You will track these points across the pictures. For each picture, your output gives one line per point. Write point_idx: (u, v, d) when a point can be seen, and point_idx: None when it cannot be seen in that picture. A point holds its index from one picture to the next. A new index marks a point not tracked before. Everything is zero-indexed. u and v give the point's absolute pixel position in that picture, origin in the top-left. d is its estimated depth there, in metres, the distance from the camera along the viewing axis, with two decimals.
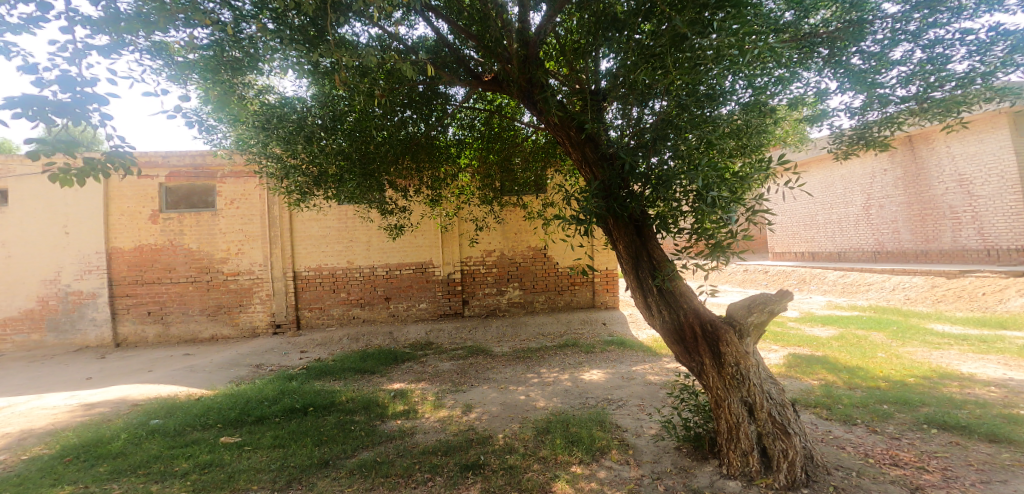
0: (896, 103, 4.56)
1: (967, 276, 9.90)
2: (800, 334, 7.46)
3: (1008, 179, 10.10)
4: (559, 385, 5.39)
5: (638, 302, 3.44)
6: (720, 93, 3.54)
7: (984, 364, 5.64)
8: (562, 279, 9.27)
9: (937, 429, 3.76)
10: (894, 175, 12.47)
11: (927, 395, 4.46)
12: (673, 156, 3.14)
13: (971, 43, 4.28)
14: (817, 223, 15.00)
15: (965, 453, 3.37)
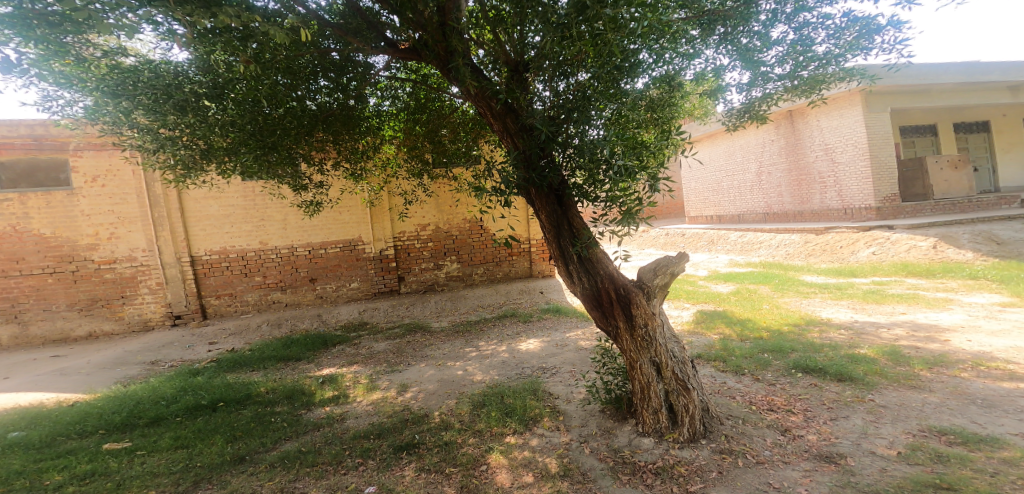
0: (775, 81, 5.04)
1: (828, 232, 11.42)
2: (706, 292, 8.21)
3: (860, 148, 11.63)
4: (496, 357, 5.47)
5: (560, 270, 3.54)
6: (634, 64, 3.66)
7: (837, 309, 6.67)
8: (501, 251, 9.28)
9: (802, 373, 4.37)
10: (779, 145, 13.92)
11: (796, 342, 5.15)
12: (599, 130, 3.25)
13: (830, 27, 4.78)
14: (721, 189, 16.38)
15: (820, 393, 3.96)
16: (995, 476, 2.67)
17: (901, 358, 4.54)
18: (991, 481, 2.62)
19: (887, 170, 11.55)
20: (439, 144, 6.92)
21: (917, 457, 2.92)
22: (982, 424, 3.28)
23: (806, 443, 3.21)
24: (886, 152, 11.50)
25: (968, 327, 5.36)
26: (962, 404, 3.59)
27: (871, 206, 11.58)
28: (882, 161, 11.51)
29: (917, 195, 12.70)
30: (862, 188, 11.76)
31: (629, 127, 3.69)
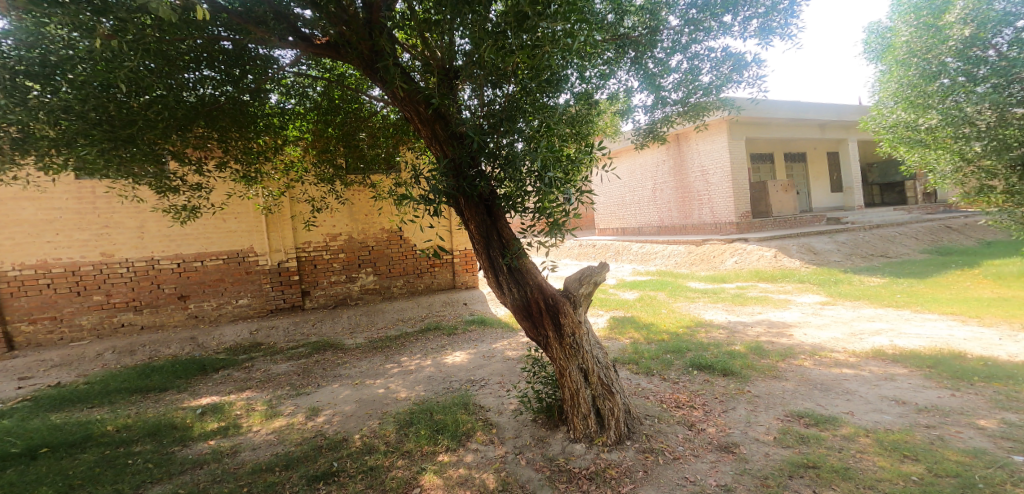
0: (671, 105, 5.51)
1: (704, 243, 12.72)
2: (616, 299, 8.68)
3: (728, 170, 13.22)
4: (420, 372, 5.23)
5: (489, 280, 3.50)
6: (559, 79, 3.76)
7: (716, 310, 7.47)
8: (421, 262, 8.97)
9: (697, 370, 4.76)
10: (668, 165, 15.30)
11: (692, 342, 5.63)
12: (520, 140, 3.24)
13: (713, 60, 5.35)
14: (624, 203, 17.52)
15: (712, 388, 4.33)
16: (847, 452, 3.09)
17: (763, 351, 5.18)
18: (847, 457, 3.03)
19: (744, 192, 13.27)
20: (355, 148, 6.62)
21: (787, 440, 3.30)
22: (824, 405, 3.81)
23: (708, 436, 3.47)
24: (741, 177, 13.23)
25: (809, 322, 6.28)
26: (809, 389, 4.15)
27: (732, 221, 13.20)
28: (741, 183, 13.21)
29: (760, 213, 14.61)
30: (727, 206, 13.35)
31: (554, 141, 3.74)
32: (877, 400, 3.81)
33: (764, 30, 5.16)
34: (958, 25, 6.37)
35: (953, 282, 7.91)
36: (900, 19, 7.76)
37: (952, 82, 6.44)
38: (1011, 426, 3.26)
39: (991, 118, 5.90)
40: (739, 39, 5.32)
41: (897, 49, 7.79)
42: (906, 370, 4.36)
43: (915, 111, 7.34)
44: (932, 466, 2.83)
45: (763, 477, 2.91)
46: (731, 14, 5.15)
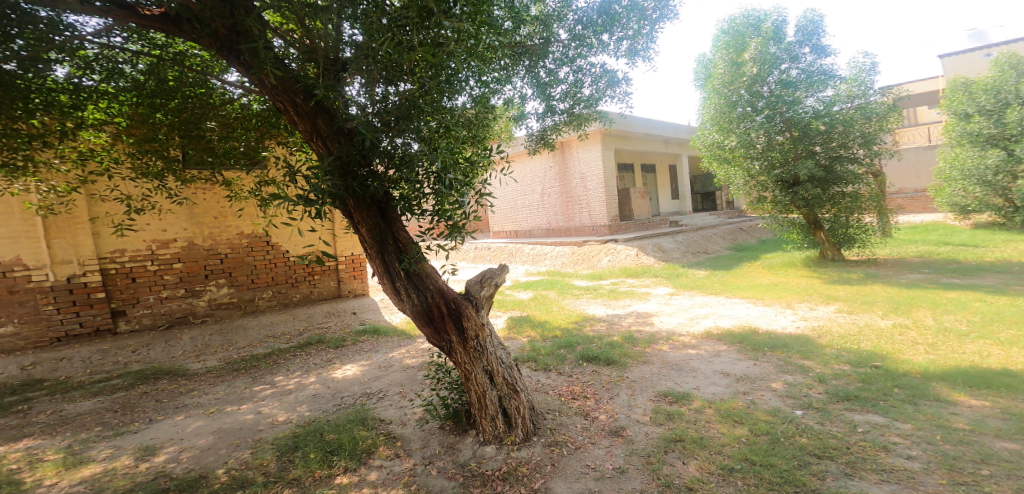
0: (558, 113, 5.82)
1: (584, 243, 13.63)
2: (512, 299, 8.89)
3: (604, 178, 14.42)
4: (303, 392, 4.79)
5: (386, 287, 3.35)
6: (458, 83, 3.76)
7: (596, 305, 8.06)
8: (300, 270, 8.30)
9: (587, 362, 5.05)
10: (553, 171, 16.09)
11: (581, 336, 5.97)
12: (415, 141, 3.20)
13: (594, 74, 5.76)
14: (515, 207, 17.99)
15: (599, 377, 4.62)
16: (700, 423, 3.45)
17: (634, 340, 5.64)
18: (700, 428, 3.38)
19: (614, 198, 14.63)
20: (199, 139, 5.69)
21: (658, 418, 3.59)
22: (679, 384, 4.21)
23: (601, 422, 3.69)
24: (614, 185, 14.66)
25: (665, 311, 7.06)
26: (667, 370, 4.58)
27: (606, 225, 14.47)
28: (612, 190, 14.58)
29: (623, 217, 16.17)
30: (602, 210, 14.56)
31: (453, 142, 3.72)
32: (710, 374, 4.32)
33: (633, 50, 5.70)
34: (752, 65, 8.43)
35: (745, 271, 9.59)
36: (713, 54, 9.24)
37: (746, 110, 8.68)
38: (791, 385, 3.90)
39: (767, 144, 8.58)
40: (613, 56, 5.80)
41: (711, 80, 9.15)
42: (726, 346, 5.06)
43: (722, 132, 9.08)
44: (753, 427, 3.25)
45: (647, 455, 3.13)
46: (608, 34, 5.58)
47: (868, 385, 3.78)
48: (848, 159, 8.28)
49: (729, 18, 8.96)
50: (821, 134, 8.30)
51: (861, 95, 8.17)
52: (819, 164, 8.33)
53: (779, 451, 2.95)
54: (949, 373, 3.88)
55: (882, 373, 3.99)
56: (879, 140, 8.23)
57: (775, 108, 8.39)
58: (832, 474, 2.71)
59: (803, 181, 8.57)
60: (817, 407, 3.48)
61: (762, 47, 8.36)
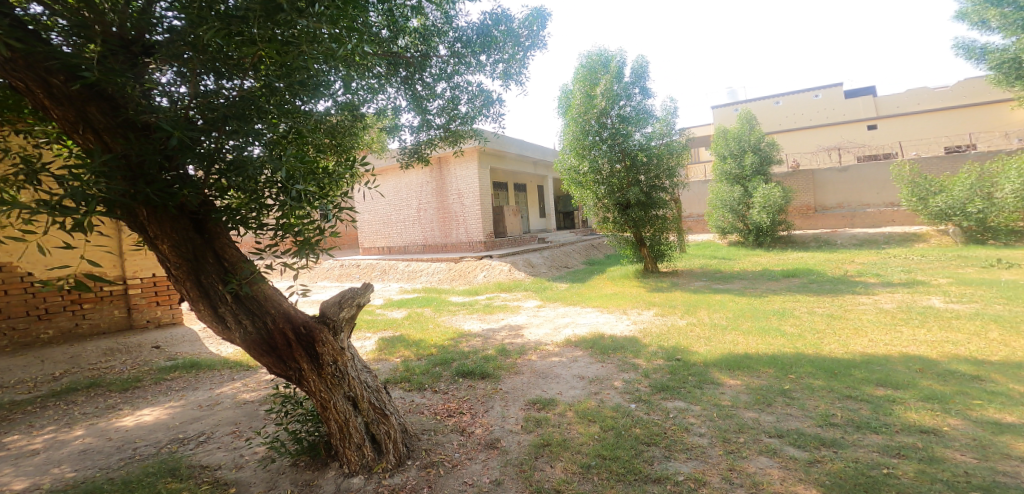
0: (433, 128, 5.87)
1: (461, 259, 13.74)
2: (385, 319, 8.58)
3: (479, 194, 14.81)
4: (64, 449, 3.96)
5: (206, 314, 2.98)
6: (317, 84, 3.46)
7: (471, 320, 8.14)
8: (55, 298, 6.57)
9: (463, 377, 5.08)
10: (430, 186, 15.92)
11: (456, 352, 6.00)
12: (262, 147, 2.91)
13: (471, 93, 5.93)
14: (388, 222, 17.22)
15: (475, 391, 4.68)
16: (563, 425, 3.68)
17: (507, 352, 5.84)
18: (563, 430, 3.60)
19: (487, 215, 15.10)
20: None
21: (528, 426, 3.76)
22: (546, 390, 4.46)
23: (477, 436, 3.74)
24: (488, 201, 15.12)
25: (533, 323, 7.44)
26: (534, 379, 4.83)
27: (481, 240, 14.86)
28: (486, 207, 15.02)
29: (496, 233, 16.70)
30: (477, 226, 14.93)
31: (306, 148, 3.49)
32: (571, 379, 4.66)
33: (507, 74, 6.02)
34: (601, 99, 9.56)
35: (596, 283, 10.57)
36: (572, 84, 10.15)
37: (595, 138, 9.69)
38: (628, 382, 4.37)
39: (610, 170, 9.72)
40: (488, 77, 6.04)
41: (569, 109, 9.92)
42: (581, 352, 5.50)
43: (578, 157, 9.86)
44: (603, 424, 3.56)
45: (519, 464, 3.24)
46: (486, 55, 5.80)
47: (673, 375, 4.40)
48: (661, 188, 9.82)
49: (586, 54, 10.01)
50: (645, 165, 9.62)
51: (669, 134, 9.75)
52: (641, 191, 9.64)
53: (622, 443, 3.25)
54: (719, 360, 4.71)
55: (681, 364, 4.68)
56: (680, 174, 9.89)
57: (615, 139, 9.56)
58: (657, 458, 3.07)
59: (632, 205, 9.80)
60: (645, 399, 3.93)
61: (610, 85, 9.55)
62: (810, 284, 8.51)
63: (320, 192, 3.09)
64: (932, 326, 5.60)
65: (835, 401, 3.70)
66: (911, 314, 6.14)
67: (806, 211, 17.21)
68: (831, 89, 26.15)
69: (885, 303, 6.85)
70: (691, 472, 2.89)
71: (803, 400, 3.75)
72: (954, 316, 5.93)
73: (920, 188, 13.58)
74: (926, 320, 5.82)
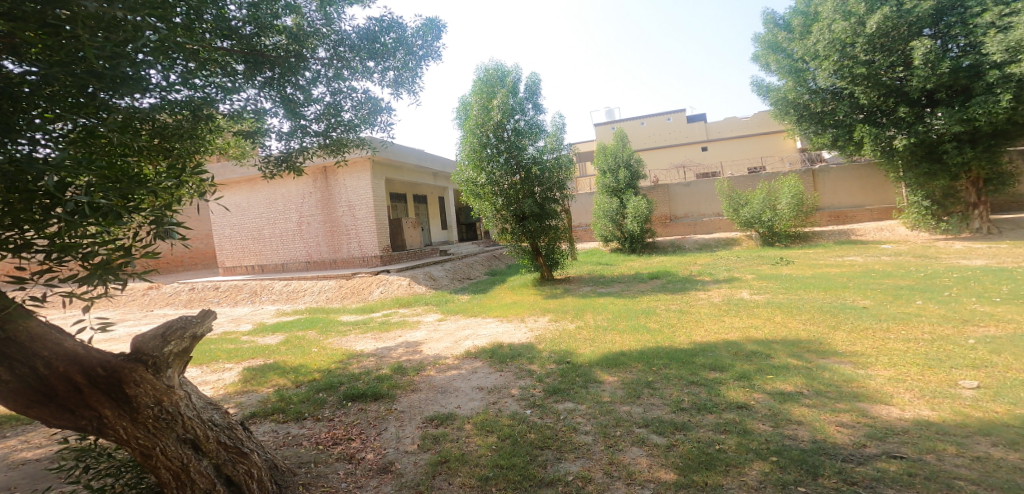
0: (311, 135, 5.54)
1: (354, 276, 13.16)
2: (252, 347, 7.75)
3: (371, 207, 14.24)
4: None
5: None
6: (131, 77, 3.11)
7: (366, 341, 7.66)
8: None
9: (352, 400, 4.82)
10: (315, 198, 14.88)
11: (343, 375, 5.68)
12: (38, 146, 2.53)
13: (355, 99, 5.72)
14: (262, 238, 15.61)
15: (366, 414, 4.47)
16: (462, 439, 3.65)
17: (404, 369, 5.66)
18: (461, 445, 3.56)
19: (383, 227, 14.60)
20: None
21: (426, 444, 3.66)
22: (445, 405, 4.41)
23: (368, 462, 3.56)
24: (383, 213, 14.58)
25: (432, 337, 7.28)
26: (433, 394, 4.75)
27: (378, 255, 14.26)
28: (381, 220, 14.49)
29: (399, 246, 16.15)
30: (372, 240, 14.33)
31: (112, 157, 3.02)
32: (470, 391, 4.65)
33: (397, 82, 5.90)
34: (497, 112, 9.72)
35: (497, 293, 10.72)
36: (469, 96, 10.22)
37: (492, 151, 9.87)
38: (524, 388, 4.48)
39: (508, 183, 9.98)
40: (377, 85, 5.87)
41: (467, 121, 9.97)
42: (481, 362, 5.54)
43: (475, 169, 9.93)
44: (500, 433, 3.60)
45: (416, 486, 3.14)
46: (373, 61, 5.65)
47: (563, 377, 4.60)
48: (553, 200, 10.26)
49: (483, 67, 10.18)
50: (539, 178, 10.03)
51: (559, 148, 10.26)
52: (535, 202, 10.03)
53: (519, 450, 3.31)
54: (602, 359, 5.04)
55: (570, 367, 4.91)
56: (569, 187, 10.48)
57: (511, 151, 9.87)
58: (550, 461, 3.17)
59: (527, 216, 10.18)
60: (539, 404, 4.05)
61: (506, 99, 9.80)
62: (669, 284, 9.57)
63: (127, 203, 2.64)
64: (742, 314, 6.61)
65: (683, 387, 4.14)
66: (730, 305, 7.20)
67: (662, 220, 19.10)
68: (680, 114, 29.65)
69: (713, 296, 7.96)
70: (579, 471, 3.02)
71: (662, 389, 4.13)
72: (750, 305, 7.12)
73: (733, 200, 16.18)
74: (734, 311, 6.83)
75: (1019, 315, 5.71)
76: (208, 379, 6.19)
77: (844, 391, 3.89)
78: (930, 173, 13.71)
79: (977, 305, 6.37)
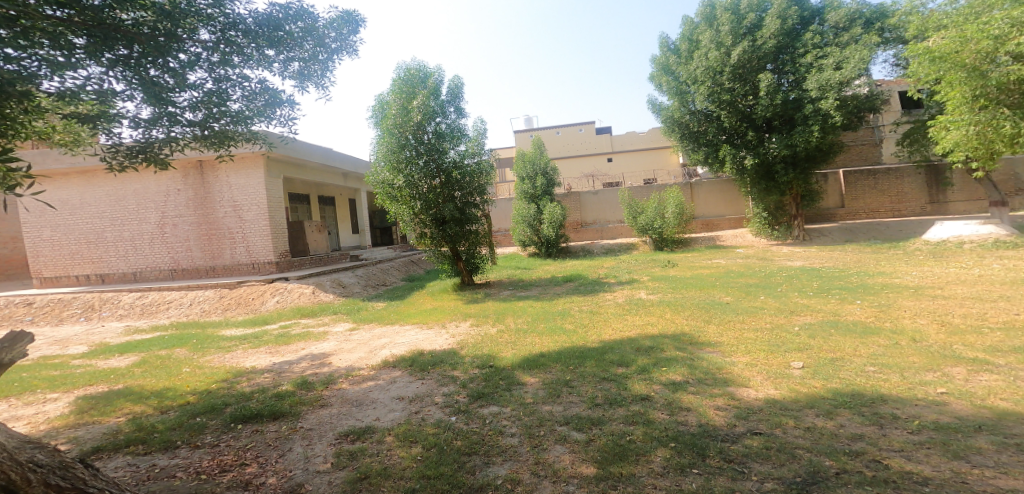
0: (183, 124, 4.97)
1: (241, 286, 11.94)
2: (90, 371, 6.62)
3: (262, 208, 13.04)
4: None
5: None
6: None
7: (258, 356, 7.01)
8: None
9: (242, 423, 4.36)
10: (185, 196, 13.26)
11: (228, 396, 5.12)
12: None
13: (246, 89, 5.23)
14: (105, 242, 13.53)
15: (263, 436, 4.07)
16: (382, 453, 3.48)
17: (309, 384, 5.29)
18: (383, 458, 3.40)
19: (280, 230, 13.46)
20: None
21: (340, 462, 3.44)
22: (360, 418, 4.19)
23: (269, 488, 3.24)
24: (279, 215, 13.44)
25: (343, 349, 6.87)
26: (348, 408, 4.49)
27: (272, 260, 13.09)
28: (276, 222, 13.34)
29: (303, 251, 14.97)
30: (264, 244, 13.08)
31: None
32: (389, 402, 4.48)
33: (302, 74, 5.55)
34: (417, 113, 9.48)
35: (416, 300, 10.40)
36: (387, 94, 9.85)
37: (410, 153, 9.63)
38: (447, 395, 4.41)
39: (427, 186, 9.80)
40: (279, 75, 5.45)
41: (384, 120, 9.61)
42: (400, 372, 5.35)
43: (392, 171, 9.62)
44: (425, 443, 3.50)
45: None
46: (273, 50, 5.24)
47: (487, 382, 4.61)
48: (473, 205, 10.26)
49: (404, 65, 9.86)
50: (459, 182, 9.97)
51: (480, 153, 10.21)
52: (455, 207, 9.98)
53: (444, 459, 3.24)
54: (523, 361, 5.12)
55: (494, 371, 4.94)
56: (490, 192, 10.55)
57: (431, 154, 9.70)
58: (478, 466, 3.14)
59: (447, 221, 10.08)
60: (463, 410, 4.01)
61: (426, 100, 9.61)
62: (580, 286, 10.02)
63: None
64: (641, 312, 7.12)
65: (597, 384, 4.35)
66: (632, 304, 7.74)
67: (575, 227, 19.78)
68: (591, 125, 31.43)
69: (618, 297, 8.49)
70: (507, 474, 3.02)
71: (579, 387, 4.30)
72: (639, 304, 7.74)
73: (631, 210, 17.50)
74: (632, 309, 7.37)
75: (822, 305, 6.99)
76: (21, 413, 5.11)
77: (717, 378, 4.34)
78: (767, 189, 16.51)
79: (799, 297, 7.63)
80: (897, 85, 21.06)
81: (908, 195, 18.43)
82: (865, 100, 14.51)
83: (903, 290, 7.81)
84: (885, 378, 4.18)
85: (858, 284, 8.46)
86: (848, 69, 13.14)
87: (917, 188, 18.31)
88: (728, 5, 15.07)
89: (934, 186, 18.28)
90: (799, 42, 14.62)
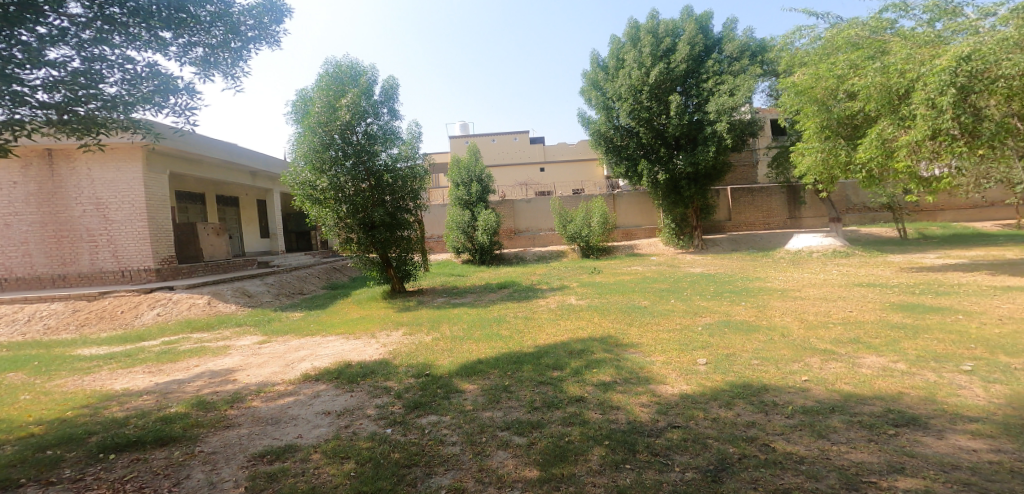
0: (32, 106, 3.96)
1: (104, 297, 10.23)
2: None
3: (136, 207, 11.39)
4: None
5: None
6: None
7: (131, 377, 6.07)
8: None
9: (115, 453, 3.73)
10: (25, 190, 11.02)
11: (91, 424, 4.34)
12: None
13: (128, 72, 4.58)
14: None
15: (147, 464, 3.53)
16: (308, 472, 3.22)
17: (208, 405, 4.74)
18: (310, 478, 3.15)
19: (161, 233, 11.85)
20: None
21: (257, 484, 3.11)
22: (278, 437, 3.86)
23: None
24: (162, 216, 11.91)
25: (252, 363, 6.29)
26: (261, 427, 4.11)
27: (151, 267, 11.47)
28: (158, 224, 11.78)
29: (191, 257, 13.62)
30: (139, 248, 11.39)
31: None
32: (313, 417, 4.19)
33: (207, 61, 5.03)
34: (346, 112, 9.04)
35: (340, 309, 9.84)
36: (312, 90, 9.25)
37: (336, 154, 9.12)
38: (381, 407, 4.23)
39: (354, 189, 9.32)
40: (175, 61, 4.88)
41: (306, 117, 9.04)
42: (325, 385, 5.02)
43: (314, 172, 9.04)
44: (359, 458, 3.31)
45: None
46: (170, 32, 4.71)
47: (424, 391, 4.50)
48: (405, 210, 9.94)
49: (333, 62, 9.37)
50: (391, 186, 9.62)
51: (414, 157, 9.93)
52: (386, 211, 9.60)
53: (382, 473, 3.08)
54: (461, 368, 5.08)
55: (431, 379, 4.84)
56: (423, 197, 10.27)
57: (360, 156, 9.27)
58: (419, 478, 3.04)
59: (377, 226, 9.68)
60: (400, 421, 3.88)
61: (357, 99, 9.17)
62: (515, 293, 10.15)
63: None
64: (573, 317, 7.40)
65: (534, 388, 4.44)
66: (564, 310, 8.01)
67: (507, 234, 20.08)
68: (525, 135, 32.19)
69: (551, 303, 8.73)
70: (452, 483, 2.96)
71: (518, 392, 4.36)
72: (560, 309, 8.03)
73: (562, 218, 18.18)
74: (564, 314, 7.63)
75: (712, 307, 7.80)
76: None
77: (640, 376, 4.64)
78: (674, 202, 17.97)
79: (697, 300, 8.40)
80: (769, 113, 23.92)
81: (772, 210, 20.98)
82: (749, 125, 16.25)
83: (772, 292, 8.95)
84: (765, 369, 4.75)
85: (740, 287, 9.51)
86: (738, 96, 14.89)
87: (780, 206, 20.91)
88: (649, 28, 16.56)
89: (792, 204, 20.96)
90: (703, 68, 16.21)
